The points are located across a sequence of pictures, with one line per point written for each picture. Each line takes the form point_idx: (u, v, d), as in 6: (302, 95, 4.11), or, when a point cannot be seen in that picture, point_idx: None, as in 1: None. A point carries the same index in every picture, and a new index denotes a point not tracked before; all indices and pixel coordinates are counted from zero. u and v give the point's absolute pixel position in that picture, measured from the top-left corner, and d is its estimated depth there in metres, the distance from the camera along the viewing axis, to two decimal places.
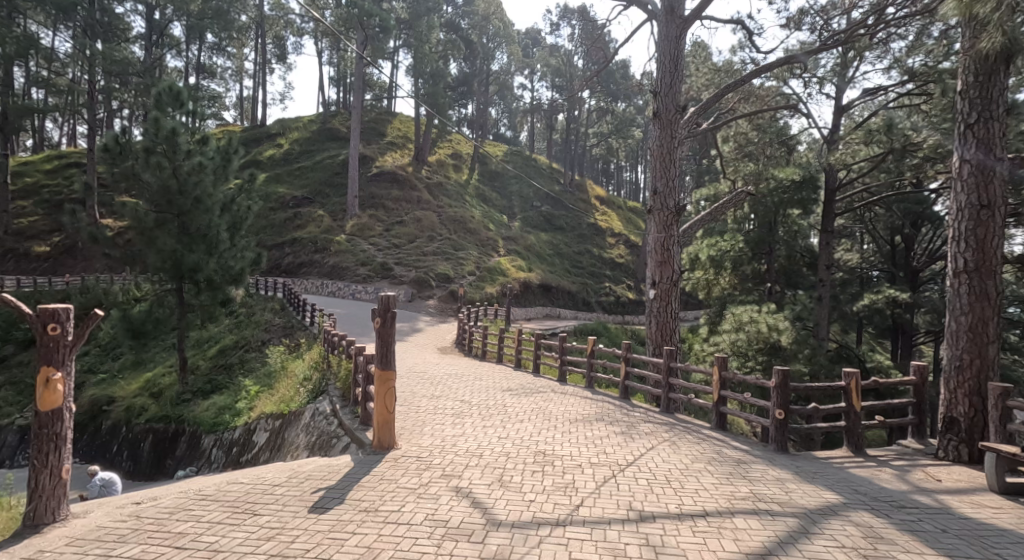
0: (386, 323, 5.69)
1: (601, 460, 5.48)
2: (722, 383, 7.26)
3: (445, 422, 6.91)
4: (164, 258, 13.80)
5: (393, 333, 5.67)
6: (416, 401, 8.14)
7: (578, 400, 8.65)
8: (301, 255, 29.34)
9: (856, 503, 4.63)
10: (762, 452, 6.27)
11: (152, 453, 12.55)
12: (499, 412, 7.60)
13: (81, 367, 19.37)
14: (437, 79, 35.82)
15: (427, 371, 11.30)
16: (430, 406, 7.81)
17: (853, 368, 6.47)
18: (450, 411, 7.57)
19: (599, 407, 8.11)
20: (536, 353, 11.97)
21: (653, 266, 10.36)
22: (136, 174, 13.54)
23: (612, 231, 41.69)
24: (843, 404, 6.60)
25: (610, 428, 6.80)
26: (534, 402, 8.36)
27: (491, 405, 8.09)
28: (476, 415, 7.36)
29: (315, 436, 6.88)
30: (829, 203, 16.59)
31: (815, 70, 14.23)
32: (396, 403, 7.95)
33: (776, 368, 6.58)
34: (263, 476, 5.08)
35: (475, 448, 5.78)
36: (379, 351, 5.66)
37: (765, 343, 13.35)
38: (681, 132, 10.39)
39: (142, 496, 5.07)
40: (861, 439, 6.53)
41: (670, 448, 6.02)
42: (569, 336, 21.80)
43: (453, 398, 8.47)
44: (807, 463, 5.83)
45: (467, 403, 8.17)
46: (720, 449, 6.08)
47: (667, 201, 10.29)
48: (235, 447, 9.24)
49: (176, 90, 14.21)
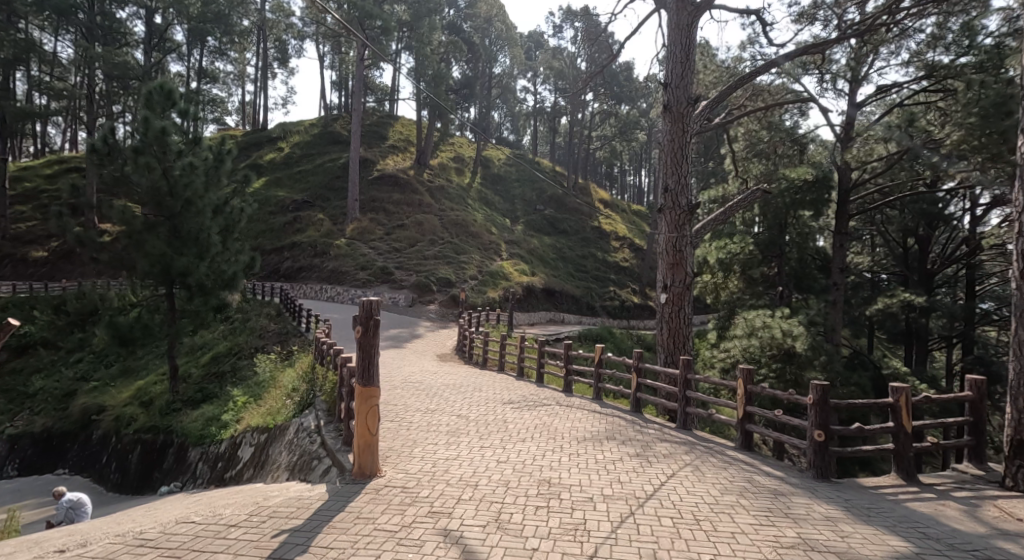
0: (368, 331, 5.26)
1: (616, 492, 4.92)
2: (749, 398, 6.69)
3: (438, 443, 6.36)
4: (153, 262, 13.27)
5: (378, 342, 5.27)
6: (408, 417, 7.59)
7: (586, 415, 8.09)
8: (300, 259, 28.89)
9: (930, 554, 4.06)
10: (800, 479, 5.68)
11: (140, 466, 12.05)
12: (499, 429, 7.06)
13: (73, 375, 18.90)
14: (438, 81, 35.45)
15: (424, 381, 10.74)
16: (424, 423, 7.26)
17: (902, 384, 5.95)
18: (444, 428, 7.02)
19: (609, 423, 7.56)
20: (539, 362, 11.43)
21: (665, 268, 9.81)
22: (128, 177, 13.10)
23: (616, 235, 41.22)
24: (891, 424, 6.07)
25: (624, 450, 6.25)
26: (538, 418, 7.81)
27: (491, 420, 7.54)
28: (473, 433, 6.82)
29: (297, 456, 6.36)
30: (843, 204, 15.92)
31: (830, 67, 13.66)
32: (386, 419, 7.40)
33: (814, 383, 6.03)
34: (220, 515, 4.55)
35: (471, 476, 5.24)
36: (361, 365, 5.21)
37: (779, 350, 12.77)
38: (693, 126, 9.87)
39: (76, 540, 4.49)
40: (912, 465, 5.99)
41: (693, 475, 5.46)
42: (573, 342, 21.24)
43: (449, 413, 7.92)
44: (857, 496, 5.25)
45: (465, 418, 7.62)
46: (752, 476, 5.52)
47: (679, 199, 9.76)
48: (220, 462, 8.70)
49: (168, 89, 13.73)
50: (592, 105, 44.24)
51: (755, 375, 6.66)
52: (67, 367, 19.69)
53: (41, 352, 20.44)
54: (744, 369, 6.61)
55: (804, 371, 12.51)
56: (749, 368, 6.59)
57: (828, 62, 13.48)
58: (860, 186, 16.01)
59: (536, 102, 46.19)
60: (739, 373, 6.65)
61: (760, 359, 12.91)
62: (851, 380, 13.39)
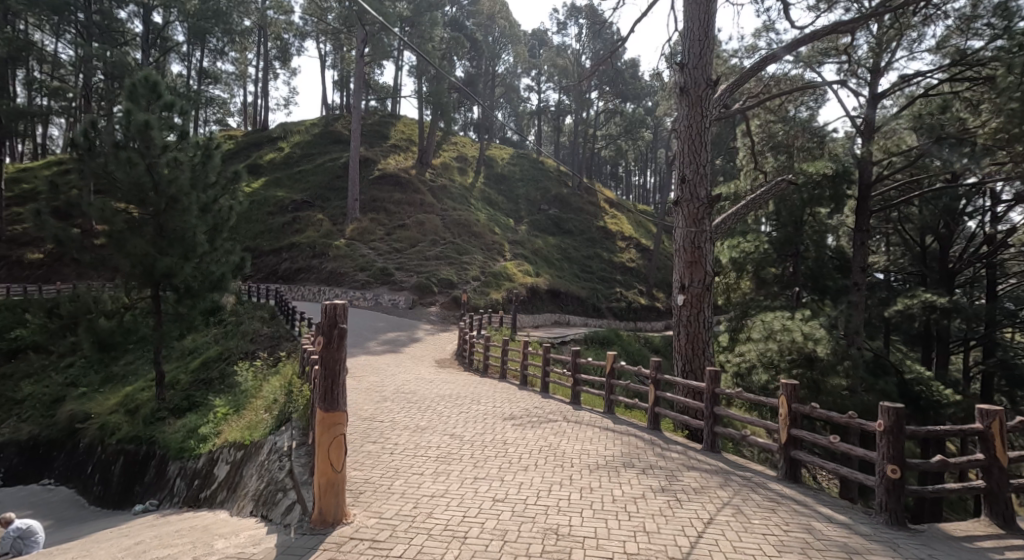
0: (332, 344, 4.68)
1: (641, 549, 4.17)
2: (793, 419, 5.99)
3: (425, 473, 5.63)
4: (136, 263, 12.58)
5: (344, 356, 4.68)
6: (394, 438, 6.89)
7: (598, 434, 7.34)
8: (298, 260, 28.15)
9: None
10: (869, 525, 4.96)
11: (122, 478, 11.40)
12: (497, 453, 6.32)
13: (63, 380, 18.28)
14: (440, 80, 34.95)
15: (417, 391, 10.03)
16: (412, 446, 6.56)
17: (994, 407, 5.32)
18: (434, 453, 6.30)
19: (625, 446, 6.82)
20: (544, 370, 10.64)
21: (682, 267, 9.07)
22: (110, 173, 12.44)
23: (621, 235, 40.45)
24: (978, 457, 5.45)
25: (642, 482, 5.50)
26: (543, 438, 7.05)
27: (490, 441, 6.82)
28: (467, 459, 6.09)
29: (264, 484, 5.68)
30: (864, 200, 14.79)
31: (853, 55, 12.82)
32: (369, 441, 6.71)
33: (884, 407, 5.34)
34: None
35: (461, 522, 4.52)
36: (325, 387, 4.63)
37: (799, 354, 11.98)
38: (712, 112, 9.14)
39: None
40: (1008, 509, 5.36)
41: (736, 522, 4.70)
42: (580, 345, 20.50)
43: (440, 432, 7.19)
44: (948, 551, 4.51)
45: (459, 439, 6.88)
46: (809, 524, 4.78)
47: (697, 190, 9.02)
48: (197, 479, 8.01)
49: (152, 81, 13.09)
50: (597, 103, 43.51)
51: (798, 391, 5.98)
52: (56, 371, 19.07)
53: (31, 356, 19.86)
54: (788, 385, 5.92)
55: (827, 377, 11.70)
56: (793, 383, 5.91)
57: (851, 49, 12.66)
58: (881, 182, 15.23)
59: (540, 101, 45.41)
60: (781, 388, 5.96)
61: (778, 364, 12.20)
62: (876, 387, 12.62)
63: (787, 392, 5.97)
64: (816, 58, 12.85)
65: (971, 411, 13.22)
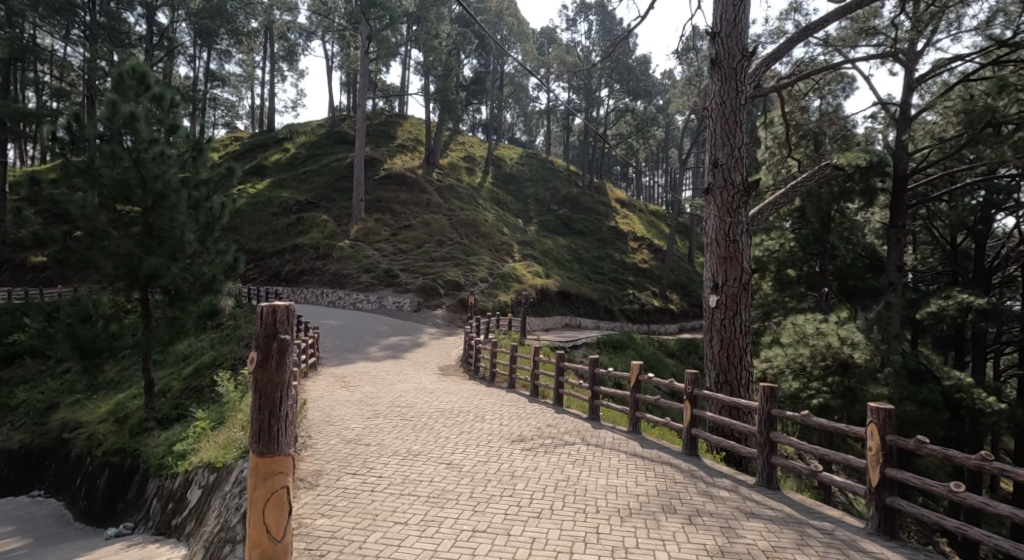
0: (269, 363, 3.90)
1: None
2: (889, 456, 5.07)
3: (411, 523, 4.76)
4: (119, 264, 11.80)
5: (285, 377, 3.93)
6: (379, 469, 6.04)
7: (624, 463, 6.47)
8: (301, 261, 27.44)
9: None
10: None
11: (106, 495, 10.62)
12: (501, 492, 5.43)
13: (57, 387, 17.61)
14: (448, 77, 34.25)
15: (414, 405, 9.17)
16: (400, 481, 5.70)
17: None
18: (425, 491, 5.45)
19: (661, 481, 5.92)
20: (557, 381, 9.75)
21: (716, 262, 8.18)
22: (94, 169, 11.71)
23: (634, 235, 39.53)
24: None
25: (690, 541, 4.56)
26: (559, 468, 6.16)
27: (494, 474, 5.94)
28: (464, 501, 5.21)
29: (220, 529, 4.88)
30: (900, 193, 13.96)
31: (891, 32, 11.80)
32: (348, 475, 5.86)
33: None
34: None
35: None
36: (258, 429, 3.82)
37: (834, 360, 11.07)
38: (748, 87, 8.26)
39: None
40: None
41: None
42: (593, 349, 19.66)
43: (435, 460, 6.35)
44: None
45: (457, 471, 6.02)
46: None
47: (733, 176, 8.17)
48: (172, 502, 7.23)
49: (141, 71, 12.29)
50: (608, 102, 42.61)
51: (894, 420, 5.08)
52: (52, 377, 18.45)
53: (27, 361, 19.26)
54: (880, 411, 5.06)
55: (865, 386, 10.70)
56: (887, 409, 5.04)
57: (889, 29, 11.68)
58: (915, 175, 14.29)
59: (549, 99, 44.61)
60: (871, 415, 5.09)
61: (810, 371, 11.23)
62: (918, 396, 11.58)
63: (879, 420, 5.07)
64: (850, 39, 11.84)
65: (1016, 420, 12.15)
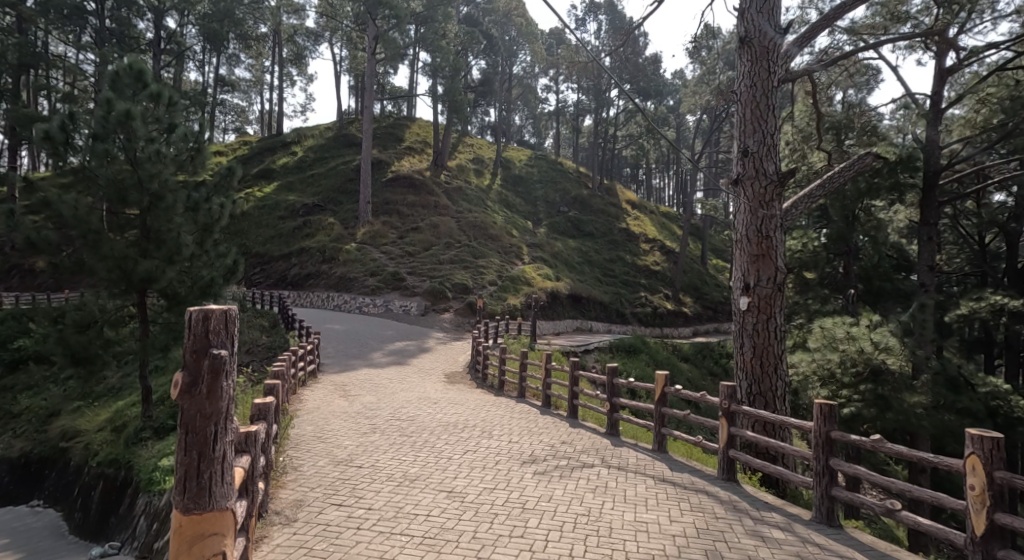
0: (199, 392, 3.65)
1: None
2: (998, 496, 4.44)
3: None
4: (112, 267, 11.26)
5: (218, 406, 3.70)
6: (369, 499, 5.50)
7: (653, 492, 5.88)
8: (307, 265, 27.01)
9: None
10: None
11: (100, 508, 10.14)
12: (510, 533, 4.83)
13: (58, 393, 17.24)
14: (455, 78, 33.80)
15: (418, 419, 8.58)
16: (395, 517, 5.11)
17: None
18: (423, 530, 4.85)
19: (699, 516, 5.34)
20: (571, 390, 9.16)
21: (747, 260, 7.58)
22: (89, 170, 11.26)
23: (645, 236, 38.96)
24: None
25: None
26: (576, 499, 5.59)
27: (501, 507, 5.35)
28: (467, 546, 4.60)
29: None
30: (931, 189, 13.22)
31: (922, 19, 11.13)
32: (335, 507, 5.32)
33: None
34: None
35: None
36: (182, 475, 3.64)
37: (866, 366, 10.42)
38: (780, 71, 7.66)
39: None
40: None
41: None
42: (605, 354, 19.08)
43: (434, 488, 5.79)
44: None
45: (459, 502, 5.45)
46: None
47: (764, 166, 7.57)
48: (157, 523, 6.78)
49: (139, 69, 11.92)
50: (618, 103, 42.13)
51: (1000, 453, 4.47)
52: (53, 383, 18.07)
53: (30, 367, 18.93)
54: (986, 441, 4.45)
55: (900, 394, 10.05)
56: (994, 439, 4.43)
57: (921, 14, 11.00)
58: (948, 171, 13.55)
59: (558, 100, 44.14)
60: (975, 445, 4.49)
61: (840, 378, 10.57)
62: (957, 404, 10.91)
63: (983, 451, 4.47)
64: (879, 26, 11.19)
65: None
